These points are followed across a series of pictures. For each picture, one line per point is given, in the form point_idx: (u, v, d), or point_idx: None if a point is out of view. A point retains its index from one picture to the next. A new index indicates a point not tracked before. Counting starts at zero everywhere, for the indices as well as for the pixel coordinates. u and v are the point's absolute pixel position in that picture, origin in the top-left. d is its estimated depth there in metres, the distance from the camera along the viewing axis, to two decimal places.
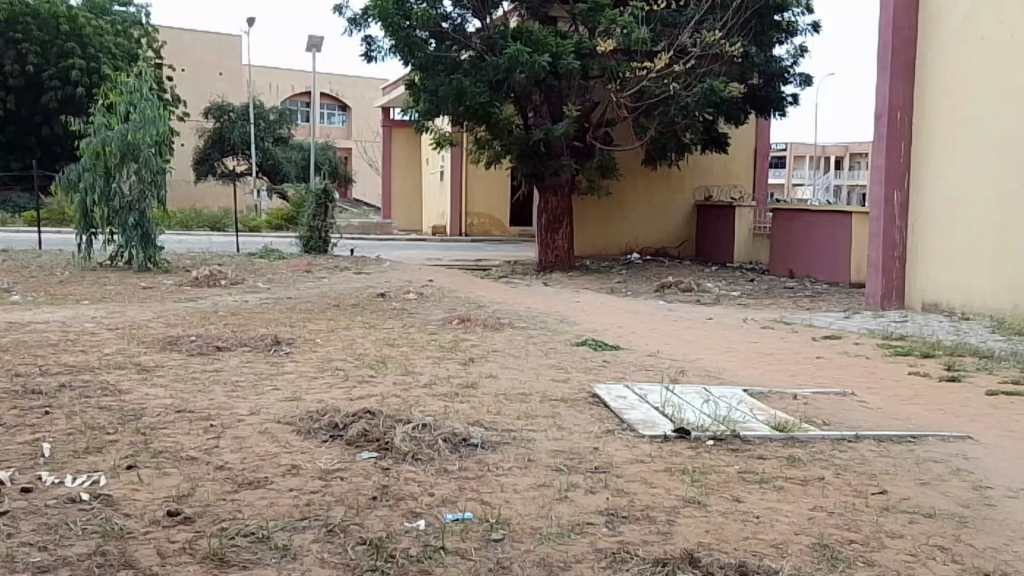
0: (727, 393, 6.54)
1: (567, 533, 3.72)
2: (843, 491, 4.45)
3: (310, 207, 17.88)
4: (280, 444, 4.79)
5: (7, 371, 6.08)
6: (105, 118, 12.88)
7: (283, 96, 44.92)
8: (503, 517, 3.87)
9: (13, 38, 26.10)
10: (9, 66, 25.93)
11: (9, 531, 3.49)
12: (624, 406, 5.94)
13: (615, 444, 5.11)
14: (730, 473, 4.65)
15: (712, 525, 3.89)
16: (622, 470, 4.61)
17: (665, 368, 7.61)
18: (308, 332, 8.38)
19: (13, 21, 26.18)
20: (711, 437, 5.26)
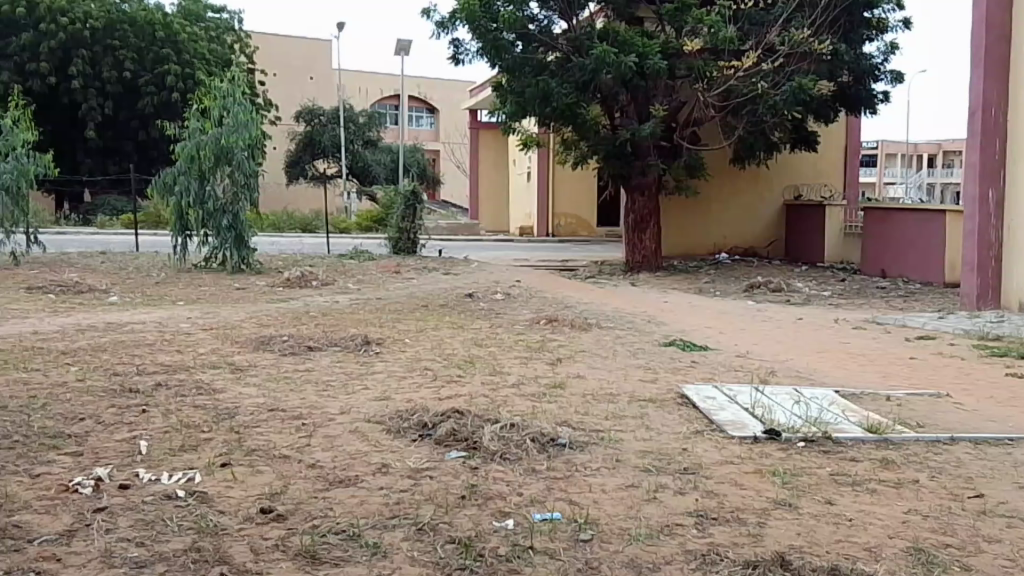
0: (818, 395, 6.24)
1: (656, 534, 3.57)
2: (938, 494, 4.15)
3: (399, 209, 18.12)
4: (369, 443, 4.79)
5: (107, 371, 6.31)
6: (199, 122, 13.29)
7: (372, 99, 45.83)
8: (591, 517, 3.75)
9: (112, 45, 27.27)
10: (108, 72, 27.12)
11: (108, 526, 3.58)
12: (713, 407, 5.74)
13: (703, 446, 4.92)
14: (821, 475, 4.40)
15: (804, 528, 3.67)
16: (710, 471, 4.43)
17: (756, 369, 7.33)
18: (396, 332, 8.46)
19: (111, 29, 27.30)
20: (802, 438, 5.01)
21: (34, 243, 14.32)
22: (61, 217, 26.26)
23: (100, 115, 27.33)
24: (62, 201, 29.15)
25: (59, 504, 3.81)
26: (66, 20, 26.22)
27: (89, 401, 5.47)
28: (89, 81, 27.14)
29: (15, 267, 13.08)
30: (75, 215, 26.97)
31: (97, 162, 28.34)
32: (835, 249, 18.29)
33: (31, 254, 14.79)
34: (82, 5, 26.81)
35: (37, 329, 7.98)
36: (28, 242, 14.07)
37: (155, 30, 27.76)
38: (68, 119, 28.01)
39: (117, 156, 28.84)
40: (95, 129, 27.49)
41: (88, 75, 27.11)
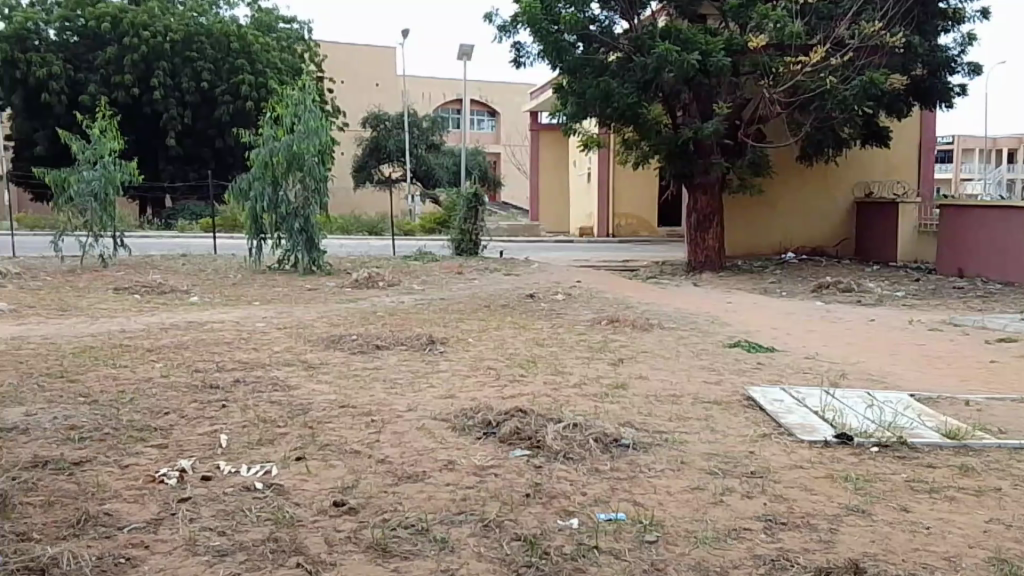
0: (892, 398, 6.14)
1: (723, 538, 3.60)
2: (1021, 503, 4.07)
3: (462, 211, 18.34)
4: (436, 440, 4.92)
5: (188, 367, 6.60)
6: (272, 130, 13.66)
7: (435, 104, 46.36)
8: (657, 519, 3.79)
9: (190, 57, 28.23)
10: (187, 83, 28.00)
11: (191, 515, 3.78)
12: (780, 410, 5.71)
13: (771, 449, 4.91)
14: (895, 481, 4.35)
15: (878, 535, 3.65)
16: (779, 475, 4.43)
17: (826, 372, 7.24)
18: (461, 331, 8.60)
19: (189, 41, 28.34)
20: (876, 444, 4.96)
21: (122, 247, 14.95)
22: (144, 222, 27.33)
23: (181, 124, 28.30)
24: (145, 207, 30.34)
25: (147, 493, 4.03)
26: (148, 34, 27.33)
27: (173, 396, 5.74)
28: (170, 91, 28.03)
29: (102, 269, 13.69)
30: (157, 219, 28.00)
31: (177, 169, 29.39)
32: (908, 248, 17.85)
33: (117, 257, 15.47)
34: (163, 19, 27.88)
35: (124, 328, 8.36)
36: (115, 245, 14.72)
37: (230, 42, 28.65)
38: (150, 128, 29.08)
39: (196, 164, 29.85)
40: (176, 137, 28.51)
41: (169, 86, 27.97)
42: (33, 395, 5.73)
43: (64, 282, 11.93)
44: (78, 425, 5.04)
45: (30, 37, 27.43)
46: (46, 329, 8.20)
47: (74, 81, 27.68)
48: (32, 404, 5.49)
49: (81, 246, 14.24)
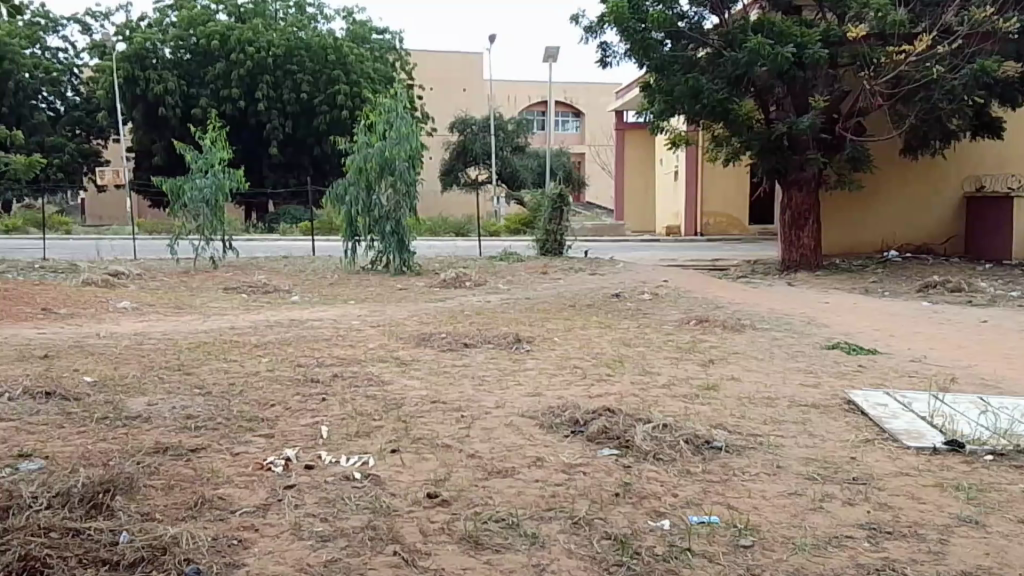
0: (1007, 404, 6.00)
1: (823, 545, 3.63)
2: None
3: (546, 211, 18.50)
4: (525, 436, 5.09)
5: (291, 362, 6.98)
6: (366, 137, 14.13)
7: (521, 107, 46.74)
8: (750, 523, 3.85)
9: (291, 70, 29.29)
10: (288, 94, 29.09)
11: (297, 502, 4.05)
12: (885, 414, 5.65)
13: (876, 455, 4.89)
14: (1013, 492, 4.29)
15: (992, 548, 3.62)
16: (884, 483, 4.41)
17: (930, 376, 7.08)
18: (547, 331, 8.76)
19: (290, 55, 29.40)
20: (991, 452, 4.88)
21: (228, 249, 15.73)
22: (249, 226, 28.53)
23: (282, 133, 29.52)
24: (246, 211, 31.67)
25: (256, 480, 4.34)
26: (253, 49, 28.55)
27: (278, 389, 6.10)
28: (272, 103, 29.24)
29: (211, 270, 14.47)
30: (260, 223, 29.17)
31: (279, 176, 30.60)
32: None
33: (225, 259, 16.30)
34: (266, 34, 29.06)
35: (232, 325, 8.84)
36: (223, 248, 15.51)
37: (327, 54, 29.60)
38: (255, 138, 30.36)
39: (296, 170, 30.95)
40: (277, 145, 29.75)
41: (271, 98, 29.18)
42: (153, 385, 6.19)
43: (179, 282, 12.67)
44: (194, 415, 5.43)
45: (148, 57, 28.74)
46: (161, 326, 8.76)
47: (187, 96, 29.08)
48: (154, 394, 5.94)
49: (194, 248, 15.09)
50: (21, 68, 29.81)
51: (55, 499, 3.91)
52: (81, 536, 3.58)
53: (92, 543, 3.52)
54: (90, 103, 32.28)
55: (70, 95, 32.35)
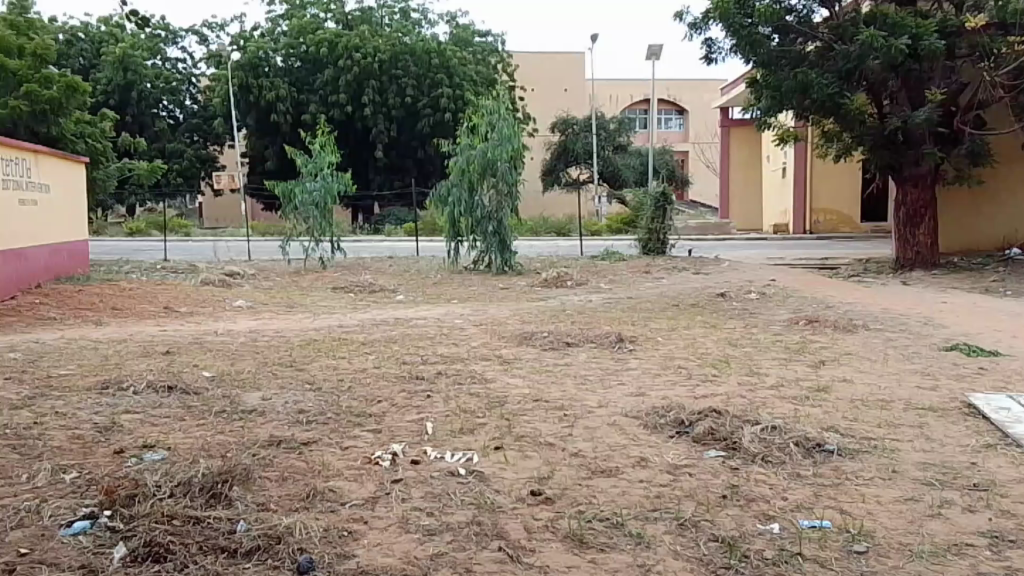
0: None
1: (942, 553, 3.45)
2: None
3: (649, 209, 18.29)
4: (629, 436, 5.04)
5: (397, 359, 7.15)
6: (469, 139, 14.33)
7: (622, 105, 46.40)
8: (866, 529, 3.70)
9: (396, 75, 30.01)
10: (393, 98, 29.78)
11: (404, 495, 4.15)
12: (1008, 419, 5.32)
13: (998, 461, 4.61)
14: None
15: None
16: (1008, 490, 4.16)
17: None
18: (650, 330, 8.66)
19: (396, 61, 30.11)
20: None
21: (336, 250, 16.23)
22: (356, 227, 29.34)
23: (387, 136, 30.28)
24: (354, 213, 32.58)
25: (365, 473, 4.46)
26: (360, 56, 29.39)
27: (384, 385, 6.26)
28: (378, 107, 30.00)
29: (321, 270, 15.01)
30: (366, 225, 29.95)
31: (385, 178, 31.37)
32: None
33: (334, 260, 16.87)
34: (372, 41, 29.86)
35: (341, 323, 9.11)
36: (332, 249, 16.01)
37: (431, 58, 30.12)
38: (362, 142, 31.24)
39: (400, 173, 31.66)
40: (382, 149, 30.51)
41: (377, 102, 29.94)
42: (269, 381, 6.45)
43: (291, 282, 13.16)
44: (305, 409, 5.64)
45: (261, 65, 29.97)
46: (275, 324, 9.12)
47: (298, 101, 30.18)
48: (267, 389, 6.20)
49: (305, 249, 15.67)
50: (144, 78, 31.52)
51: (178, 488, 4.11)
52: (201, 524, 3.75)
53: (212, 531, 3.69)
54: (207, 110, 33.93)
55: (190, 104, 34.08)
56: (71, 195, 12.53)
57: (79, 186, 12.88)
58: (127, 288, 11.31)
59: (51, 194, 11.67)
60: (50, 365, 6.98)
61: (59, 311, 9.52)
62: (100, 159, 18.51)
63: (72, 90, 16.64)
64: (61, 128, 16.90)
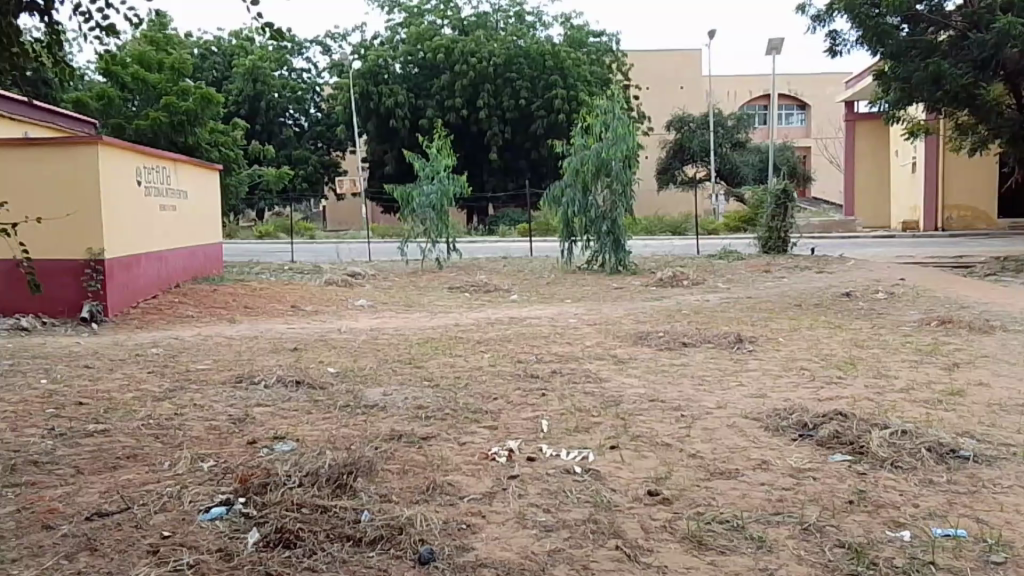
0: None
1: None
2: None
3: (769, 207, 17.79)
4: (749, 438, 4.93)
5: (512, 357, 7.25)
6: (583, 139, 14.33)
7: (741, 101, 45.25)
8: (1005, 539, 3.49)
9: (511, 78, 30.40)
10: (508, 101, 30.11)
11: (521, 492, 4.21)
12: None
13: None
14: None
15: None
16: None
17: None
18: (770, 331, 8.42)
19: (511, 63, 30.54)
20: None
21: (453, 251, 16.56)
22: (471, 229, 29.82)
23: (502, 138, 30.61)
24: (470, 215, 33.10)
25: (481, 468, 4.55)
26: (476, 60, 29.90)
27: (501, 383, 6.36)
28: (493, 110, 30.42)
29: (437, 270, 15.38)
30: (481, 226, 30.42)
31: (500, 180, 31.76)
32: None
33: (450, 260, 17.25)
34: (487, 45, 30.38)
35: (459, 321, 9.31)
36: (448, 250, 16.35)
37: (546, 60, 30.31)
38: (478, 145, 31.77)
39: (515, 174, 32.03)
40: (498, 151, 30.90)
41: (492, 106, 30.37)
42: (389, 376, 6.68)
43: (409, 282, 13.53)
44: (424, 405, 5.81)
45: (381, 72, 31.04)
46: (396, 322, 9.42)
47: (415, 107, 31.00)
48: (387, 385, 6.41)
49: (422, 250, 16.10)
50: (271, 89, 33.03)
51: (306, 478, 4.29)
52: (328, 513, 3.92)
53: (338, 519, 3.85)
54: (330, 118, 35.30)
55: (313, 112, 35.55)
56: (206, 201, 13.28)
57: (213, 192, 13.63)
58: (258, 288, 11.89)
59: (189, 200, 12.40)
60: (189, 359, 7.46)
61: (196, 309, 10.12)
62: (232, 167, 19.56)
63: (206, 100, 17.66)
64: (197, 137, 17.92)
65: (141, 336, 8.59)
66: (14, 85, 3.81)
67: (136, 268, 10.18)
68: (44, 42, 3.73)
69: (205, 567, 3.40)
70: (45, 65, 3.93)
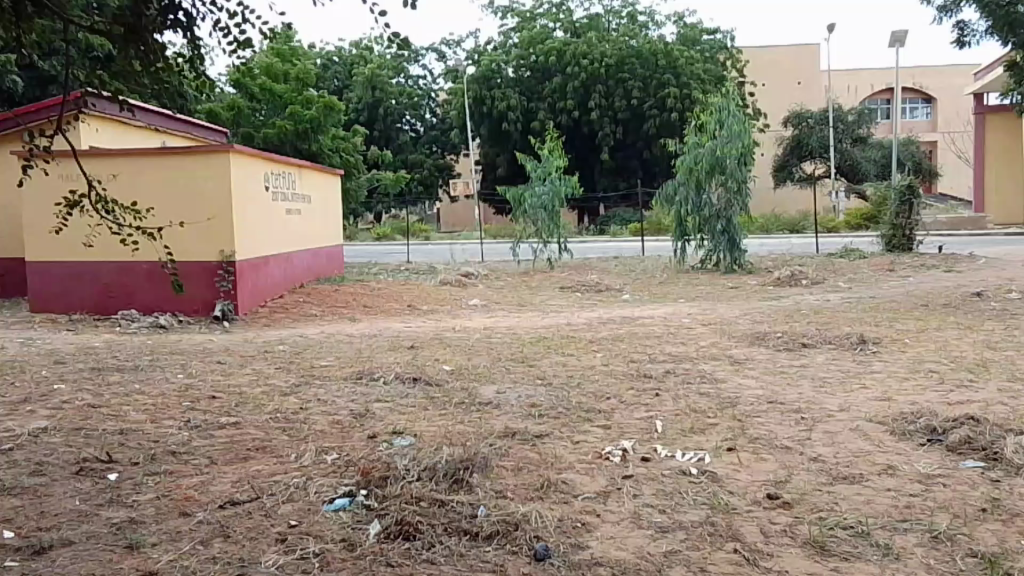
0: None
1: None
2: None
3: (893, 205, 17.03)
4: (873, 443, 4.77)
5: (625, 357, 7.24)
6: (697, 137, 14.12)
7: (862, 96, 43.46)
8: None
9: (622, 78, 30.21)
10: (619, 100, 29.93)
11: (635, 491, 4.22)
12: None
13: None
14: None
15: None
16: None
17: None
18: (896, 332, 8.07)
19: (623, 63, 30.39)
20: None
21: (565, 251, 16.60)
22: (582, 229, 29.88)
23: (613, 138, 30.47)
24: (582, 215, 33.13)
25: (596, 467, 4.59)
26: (588, 62, 29.91)
27: (613, 383, 6.36)
28: (604, 111, 30.34)
29: (549, 270, 15.47)
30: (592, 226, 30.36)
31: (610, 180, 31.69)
32: None
33: (561, 260, 17.30)
34: (599, 47, 30.37)
35: (571, 321, 9.36)
36: (560, 250, 16.42)
37: (658, 59, 29.97)
38: (589, 146, 31.82)
39: (626, 174, 31.83)
40: (609, 151, 30.79)
41: (604, 107, 30.28)
42: (502, 375, 6.80)
43: (521, 282, 13.66)
44: (537, 403, 5.88)
45: (494, 76, 31.54)
46: (509, 322, 9.59)
47: (528, 110, 31.26)
48: (501, 383, 6.51)
49: (533, 250, 16.23)
50: (389, 96, 33.99)
51: (424, 472, 4.43)
52: (445, 507, 4.03)
53: (455, 514, 3.96)
54: (444, 123, 36.13)
55: (429, 117, 36.46)
56: (328, 205, 13.82)
57: (335, 196, 14.19)
58: (376, 288, 12.29)
59: (312, 204, 12.94)
60: (313, 356, 7.80)
61: (319, 309, 10.54)
62: (352, 172, 20.30)
63: (329, 108, 18.49)
64: (320, 144, 18.70)
65: (269, 334, 9.03)
66: (158, 98, 4.09)
67: (263, 269, 10.71)
68: (186, 58, 3.98)
69: (330, 556, 3.57)
70: (186, 80, 4.20)
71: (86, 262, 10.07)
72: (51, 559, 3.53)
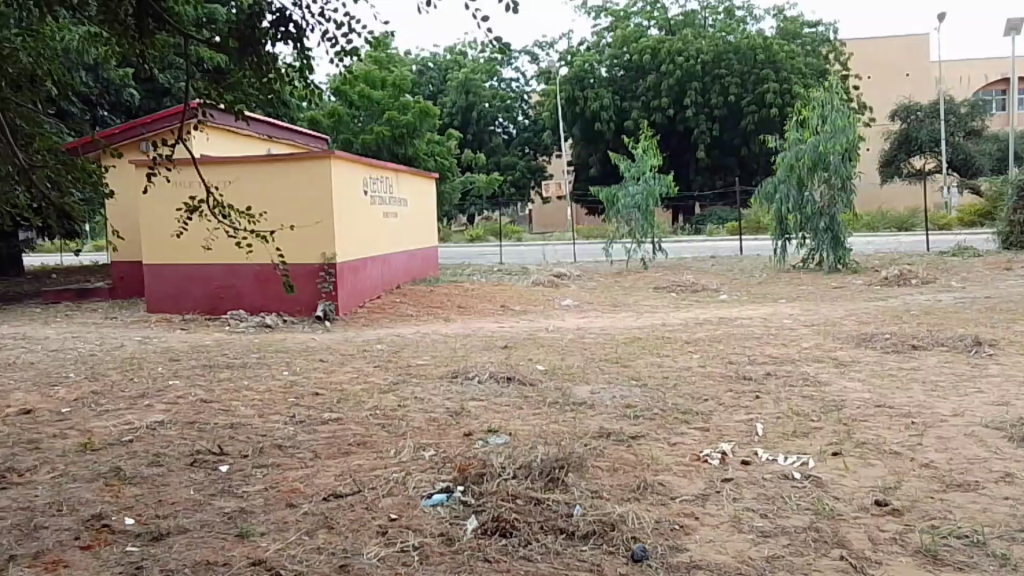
0: None
1: None
2: None
3: (1010, 200, 16.13)
4: (990, 449, 4.53)
5: (723, 359, 7.10)
6: (798, 133, 13.73)
7: (975, 87, 41.35)
8: None
9: (719, 74, 29.65)
10: (715, 97, 29.44)
11: (735, 495, 4.14)
12: None
13: None
14: None
15: None
16: None
17: None
18: (1014, 334, 7.65)
19: (719, 60, 29.83)
20: None
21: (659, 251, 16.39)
22: (678, 228, 29.50)
23: (709, 136, 29.96)
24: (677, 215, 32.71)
25: (694, 470, 4.51)
26: (683, 59, 29.56)
27: (711, 384, 6.25)
28: (700, 109, 29.87)
29: (643, 270, 15.33)
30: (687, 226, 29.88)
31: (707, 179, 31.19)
32: None
33: (656, 260, 17.10)
34: (695, 43, 29.93)
35: (665, 322, 9.24)
36: (653, 250, 16.22)
37: (756, 54, 29.23)
38: (685, 144, 31.41)
39: (722, 172, 31.24)
40: (705, 149, 30.25)
41: (700, 103, 29.82)
42: (596, 375, 6.78)
43: (615, 282, 13.59)
44: (633, 404, 5.85)
45: (587, 77, 31.62)
46: (605, 322, 9.56)
47: (621, 109, 31.05)
48: (596, 384, 6.49)
49: (627, 250, 16.11)
50: (483, 99, 34.28)
51: (520, 470, 4.45)
52: (542, 505, 4.05)
53: (551, 512, 3.97)
54: (537, 124, 36.24)
55: (522, 119, 36.64)
56: (424, 208, 14.07)
57: (430, 198, 14.43)
58: (471, 288, 12.42)
59: (409, 207, 13.19)
60: (411, 355, 7.95)
61: (415, 309, 10.74)
62: (446, 174, 20.58)
63: (424, 112, 18.83)
64: (415, 148, 19.05)
65: (368, 333, 9.26)
66: (265, 106, 4.25)
67: (362, 271, 10.98)
68: (296, 67, 4.11)
69: (429, 550, 3.63)
70: (294, 88, 4.35)
71: (199, 264, 10.57)
72: (168, 545, 3.72)
